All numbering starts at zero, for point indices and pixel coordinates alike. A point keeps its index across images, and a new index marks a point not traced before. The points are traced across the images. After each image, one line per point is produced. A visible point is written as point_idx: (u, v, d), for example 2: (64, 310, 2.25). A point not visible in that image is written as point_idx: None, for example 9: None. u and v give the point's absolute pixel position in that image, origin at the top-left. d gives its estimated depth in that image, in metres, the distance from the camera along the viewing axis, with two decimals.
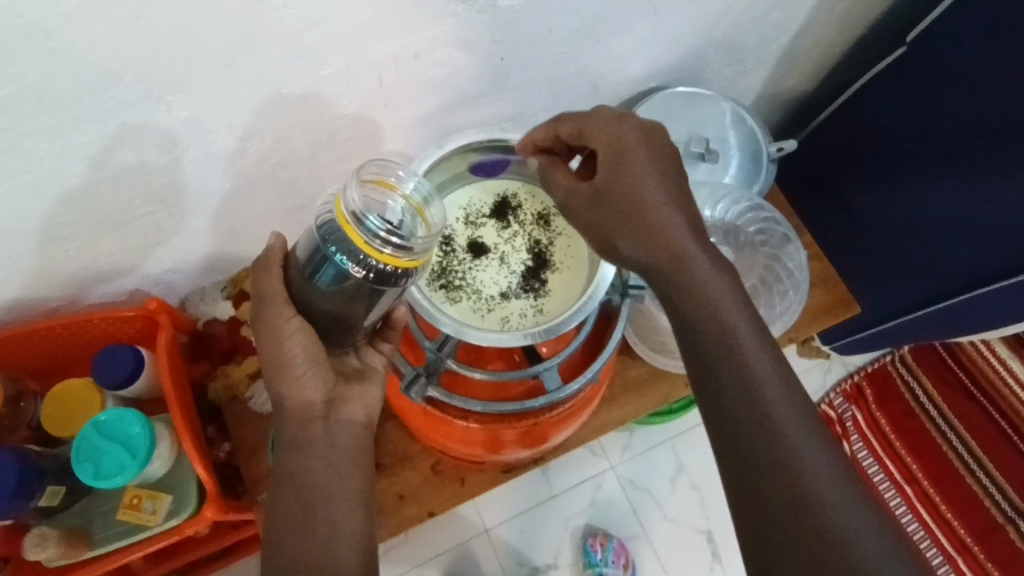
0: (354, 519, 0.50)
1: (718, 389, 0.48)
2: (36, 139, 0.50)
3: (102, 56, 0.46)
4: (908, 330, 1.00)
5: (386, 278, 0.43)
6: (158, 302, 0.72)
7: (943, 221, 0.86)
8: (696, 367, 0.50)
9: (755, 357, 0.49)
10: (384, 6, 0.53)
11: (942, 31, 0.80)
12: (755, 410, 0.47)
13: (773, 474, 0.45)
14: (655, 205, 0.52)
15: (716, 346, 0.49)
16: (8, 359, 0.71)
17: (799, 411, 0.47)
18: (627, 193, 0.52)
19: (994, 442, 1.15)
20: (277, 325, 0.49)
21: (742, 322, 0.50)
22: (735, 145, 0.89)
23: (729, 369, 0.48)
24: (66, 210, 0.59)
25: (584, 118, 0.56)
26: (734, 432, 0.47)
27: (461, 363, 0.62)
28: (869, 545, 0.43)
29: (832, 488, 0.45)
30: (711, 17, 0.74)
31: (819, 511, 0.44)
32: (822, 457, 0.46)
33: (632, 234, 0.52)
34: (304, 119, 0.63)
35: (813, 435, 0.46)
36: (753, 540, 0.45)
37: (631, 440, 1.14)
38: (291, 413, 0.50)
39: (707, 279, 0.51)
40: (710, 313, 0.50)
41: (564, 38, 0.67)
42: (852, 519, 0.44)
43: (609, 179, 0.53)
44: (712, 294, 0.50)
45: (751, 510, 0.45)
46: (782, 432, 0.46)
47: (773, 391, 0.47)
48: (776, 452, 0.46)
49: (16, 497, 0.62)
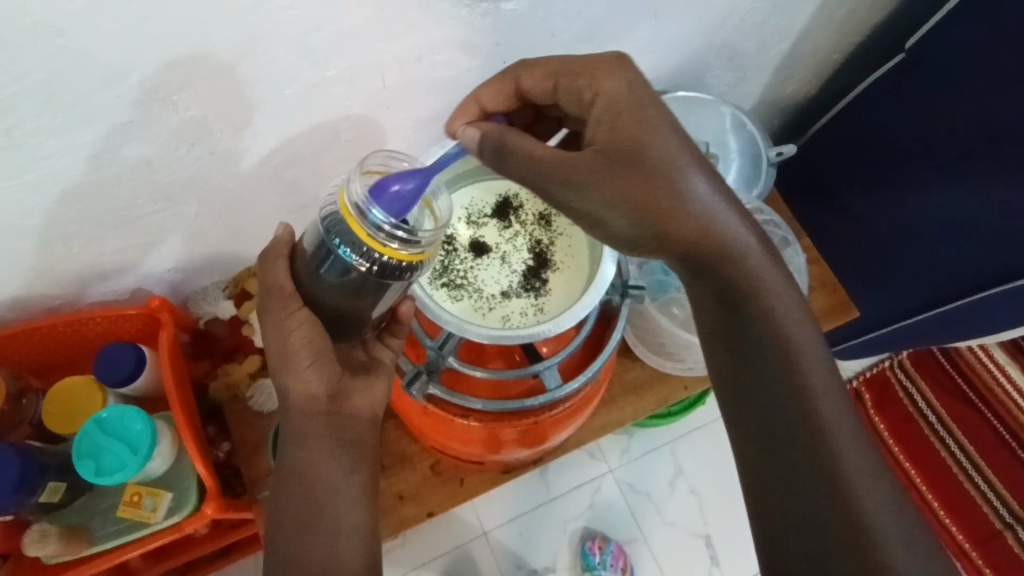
0: (357, 513, 0.51)
1: (754, 365, 0.49)
2: (42, 137, 0.51)
3: (109, 55, 0.47)
4: (907, 335, 1.00)
5: (392, 272, 0.44)
6: (161, 301, 0.73)
7: (942, 226, 0.86)
8: (737, 349, 0.50)
9: (802, 345, 0.49)
10: (388, 8, 0.54)
11: (941, 38, 0.81)
12: (799, 395, 0.47)
13: (811, 459, 0.45)
14: (683, 177, 0.51)
15: (761, 330, 0.50)
16: (10, 356, 0.71)
17: (840, 403, 0.48)
18: (647, 156, 0.51)
19: (991, 448, 1.14)
20: (284, 318, 0.49)
21: (791, 312, 0.51)
22: (735, 149, 0.90)
23: (767, 346, 0.49)
24: (71, 208, 0.59)
25: (561, 71, 0.55)
26: (773, 414, 0.48)
27: (463, 362, 0.63)
28: (892, 528, 0.43)
29: (861, 470, 0.45)
30: (712, 22, 0.75)
31: (856, 498, 0.44)
32: (860, 449, 0.46)
33: (650, 202, 0.50)
34: (308, 120, 0.63)
35: (852, 426, 0.47)
36: (769, 513, 0.46)
37: (630, 443, 1.14)
38: (296, 408, 0.50)
39: (760, 267, 0.51)
40: (757, 299, 0.50)
41: (567, 42, 0.68)
42: (878, 502, 0.44)
43: (618, 142, 0.52)
44: (764, 280, 0.51)
45: (785, 493, 0.46)
46: (823, 420, 0.47)
47: (818, 379, 0.48)
48: (816, 437, 0.46)
49: (17, 494, 0.62)
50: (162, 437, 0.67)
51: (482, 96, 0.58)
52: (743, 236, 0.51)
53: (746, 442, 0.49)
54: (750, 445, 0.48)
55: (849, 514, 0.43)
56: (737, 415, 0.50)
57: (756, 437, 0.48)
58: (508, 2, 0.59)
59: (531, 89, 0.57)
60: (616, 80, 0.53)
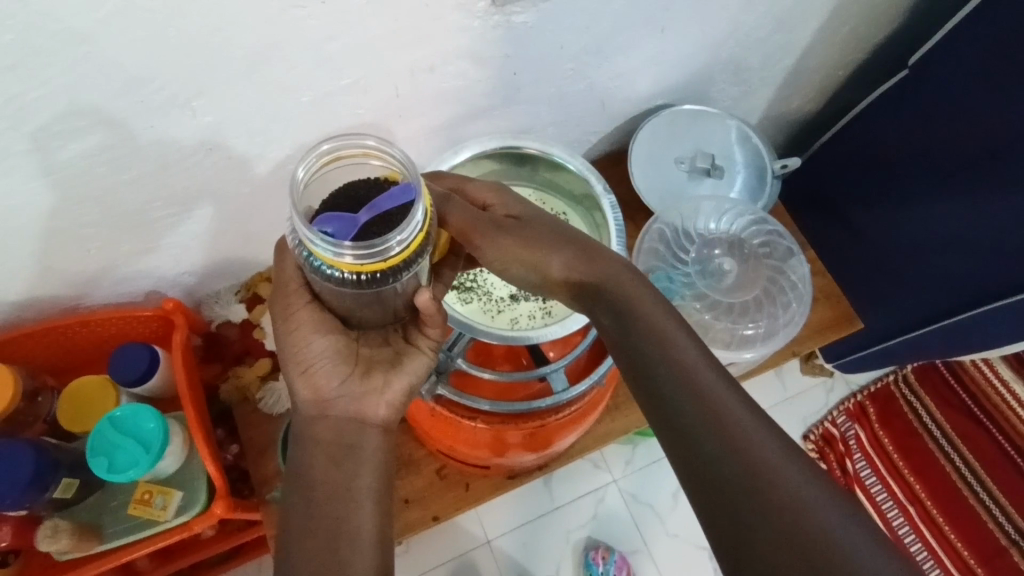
0: (365, 514, 0.52)
1: (671, 407, 0.50)
2: (66, 140, 0.52)
3: (133, 62, 0.49)
4: (911, 349, 1.00)
5: (375, 280, 0.42)
6: (174, 303, 0.74)
7: (946, 239, 0.87)
8: (649, 393, 0.51)
9: (713, 388, 0.50)
10: (402, 19, 0.55)
11: (943, 54, 0.82)
12: (720, 428, 0.48)
13: (748, 486, 0.46)
14: (573, 232, 0.55)
15: (667, 369, 0.50)
16: (27, 355, 0.73)
17: (753, 417, 0.49)
18: (551, 221, 0.55)
19: (995, 461, 1.16)
20: (291, 317, 0.51)
21: (686, 343, 0.52)
22: (740, 161, 0.91)
23: (678, 385, 0.50)
24: (89, 210, 0.61)
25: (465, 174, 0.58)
26: (701, 451, 0.48)
27: (471, 363, 0.64)
28: (844, 537, 0.44)
29: (797, 486, 0.46)
30: (717, 37, 0.77)
31: (809, 525, 0.44)
32: (785, 458, 0.48)
33: (564, 247, 0.53)
34: (323, 127, 0.65)
35: (770, 437, 0.49)
36: (732, 551, 0.45)
37: (633, 454, 1.15)
38: (302, 407, 0.53)
39: (642, 302, 0.53)
40: (654, 337, 0.52)
41: (575, 54, 0.69)
42: (822, 513, 0.45)
43: (527, 211, 0.55)
44: (659, 321, 0.52)
45: (736, 528, 0.45)
46: (746, 441, 0.48)
47: (727, 403, 0.49)
48: (744, 463, 0.47)
49: (31, 489, 0.63)
50: (173, 437, 0.68)
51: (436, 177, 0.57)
52: (620, 271, 0.54)
53: (697, 497, 0.48)
54: (694, 488, 0.48)
55: (796, 530, 0.44)
56: (678, 472, 0.49)
57: (695, 480, 0.48)
58: (519, 15, 0.60)
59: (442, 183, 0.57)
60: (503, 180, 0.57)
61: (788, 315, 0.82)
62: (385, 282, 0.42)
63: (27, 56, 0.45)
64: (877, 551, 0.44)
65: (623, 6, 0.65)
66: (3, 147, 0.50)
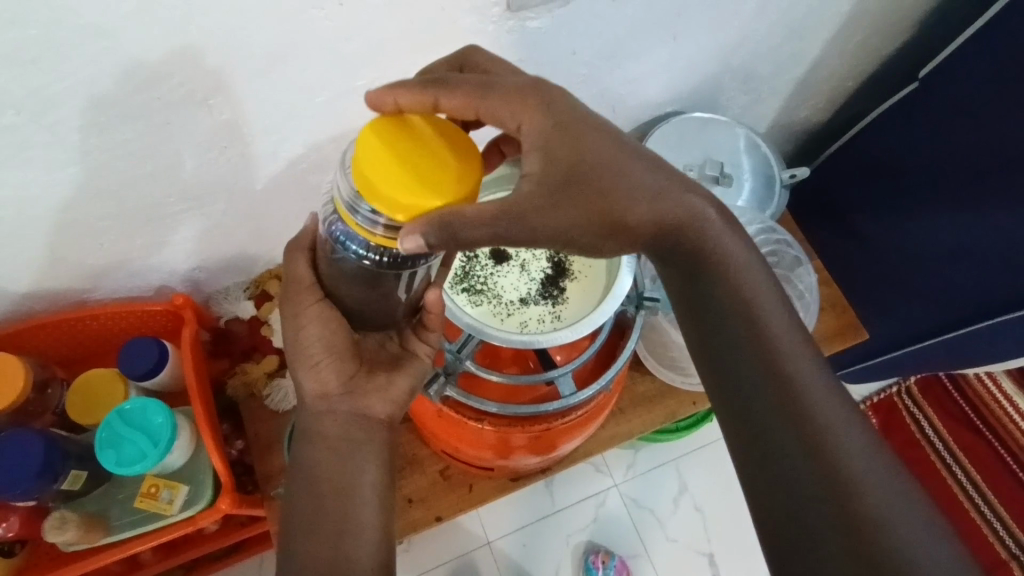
0: (369, 511, 0.52)
1: (737, 370, 0.49)
2: (84, 134, 0.53)
3: (152, 58, 0.49)
4: (915, 360, 1.00)
5: (398, 262, 0.42)
6: (184, 298, 0.75)
7: (953, 252, 0.87)
8: (718, 349, 0.50)
9: (790, 355, 0.48)
10: (418, 22, 0.56)
11: (954, 67, 0.82)
12: (786, 388, 0.47)
13: (802, 449, 0.45)
14: (629, 174, 0.47)
15: (739, 326, 0.50)
16: (38, 346, 0.74)
17: (828, 385, 0.47)
18: (601, 156, 0.46)
19: (995, 475, 1.15)
20: (301, 313, 0.51)
21: (768, 303, 0.50)
22: (748, 169, 0.92)
23: (750, 349, 0.49)
24: (104, 203, 0.61)
25: (485, 90, 0.46)
26: (762, 410, 0.47)
27: (479, 366, 0.64)
28: (904, 529, 0.42)
29: (864, 468, 0.44)
30: (729, 45, 0.77)
31: (865, 512, 0.42)
32: (853, 430, 0.46)
33: (634, 201, 0.47)
34: (337, 127, 0.65)
35: (842, 407, 0.47)
36: (775, 522, 0.45)
37: (635, 459, 1.15)
38: (310, 404, 0.53)
39: (729, 256, 0.51)
40: (732, 294, 0.50)
41: (587, 60, 0.70)
42: (886, 501, 0.43)
43: (566, 158, 0.45)
44: (745, 281, 0.50)
45: (783, 490, 0.45)
46: (812, 407, 0.46)
47: (801, 367, 0.48)
48: (807, 426, 0.46)
49: (43, 478, 0.64)
50: (181, 432, 0.68)
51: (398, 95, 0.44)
52: (709, 221, 0.50)
53: (744, 463, 0.48)
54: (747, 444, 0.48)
55: (846, 501, 0.43)
56: (734, 436, 0.49)
57: (751, 438, 0.47)
58: (534, 20, 0.61)
59: (455, 107, 0.45)
60: (534, 99, 0.46)
61: None
62: (406, 264, 0.43)
63: (51, 51, 0.45)
64: (933, 539, 0.42)
65: (636, 12, 0.65)
66: (22, 140, 0.51)
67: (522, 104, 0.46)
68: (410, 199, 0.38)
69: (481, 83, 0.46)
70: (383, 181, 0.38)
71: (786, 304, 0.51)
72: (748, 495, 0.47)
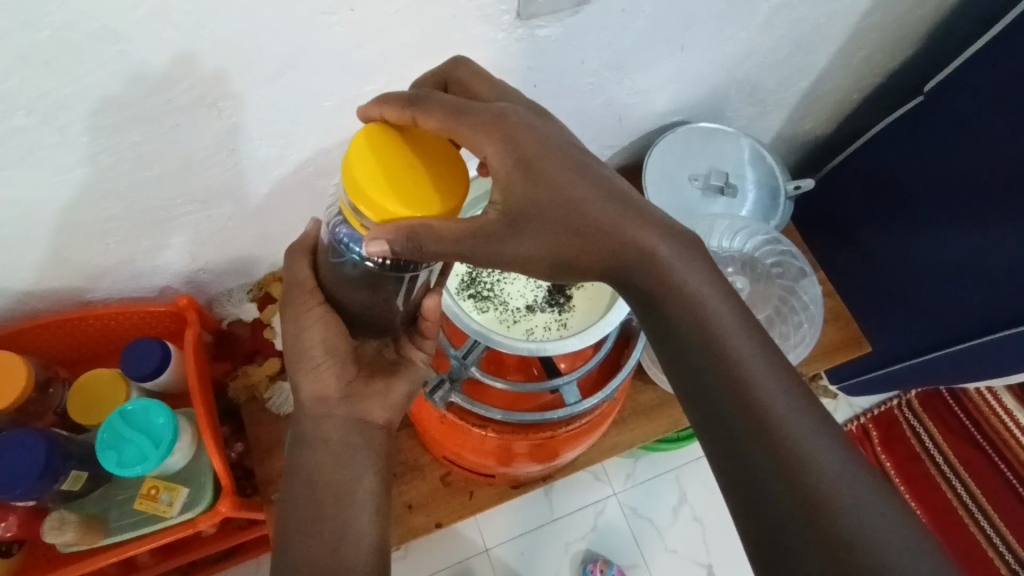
0: (365, 519, 0.52)
1: (708, 396, 0.46)
2: (93, 135, 0.53)
3: (163, 61, 0.49)
4: (917, 373, 1.00)
5: (401, 266, 0.43)
6: (188, 299, 0.75)
7: (957, 266, 0.87)
8: (683, 374, 0.48)
9: (757, 377, 0.46)
10: (429, 29, 0.56)
11: (959, 83, 0.83)
12: (754, 413, 0.45)
13: (777, 475, 0.43)
14: (587, 206, 0.46)
15: (702, 350, 0.47)
16: (40, 346, 0.74)
17: (798, 403, 0.45)
18: (559, 194, 0.45)
19: (996, 490, 1.14)
20: (302, 315, 0.51)
21: (729, 321, 0.47)
22: (752, 180, 0.92)
23: (716, 373, 0.46)
24: (112, 205, 0.61)
25: (458, 113, 0.43)
26: (732, 437, 0.45)
27: (484, 372, 0.64)
28: (889, 547, 0.41)
29: (843, 488, 0.43)
30: (735, 57, 0.77)
31: (848, 535, 0.41)
32: (826, 447, 0.44)
33: (591, 232, 0.46)
34: (345, 132, 0.66)
35: (813, 424, 0.45)
36: (761, 550, 0.43)
37: (635, 468, 1.15)
38: (309, 410, 0.53)
39: (686, 273, 0.48)
40: (692, 316, 0.47)
41: (595, 69, 0.70)
42: (868, 520, 0.42)
43: (526, 192, 0.45)
44: (705, 299, 0.48)
45: (760, 516, 0.43)
46: (786, 430, 0.44)
47: (768, 389, 0.45)
48: (780, 449, 0.44)
49: (41, 480, 0.63)
50: (182, 433, 0.68)
51: (384, 110, 0.44)
52: (661, 238, 0.48)
53: (727, 488, 0.46)
54: (723, 470, 0.46)
55: (824, 523, 0.42)
56: (712, 461, 0.46)
57: (726, 465, 0.45)
58: (543, 29, 0.61)
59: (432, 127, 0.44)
60: (499, 130, 0.44)
61: (799, 335, 0.83)
62: (408, 268, 0.44)
63: (62, 53, 0.45)
64: (919, 554, 0.41)
65: (645, 23, 0.65)
66: (33, 140, 0.51)
67: (491, 136, 0.44)
68: (392, 206, 0.38)
69: (456, 105, 0.44)
70: (371, 184, 0.39)
71: (747, 318, 0.48)
72: (734, 519, 0.46)
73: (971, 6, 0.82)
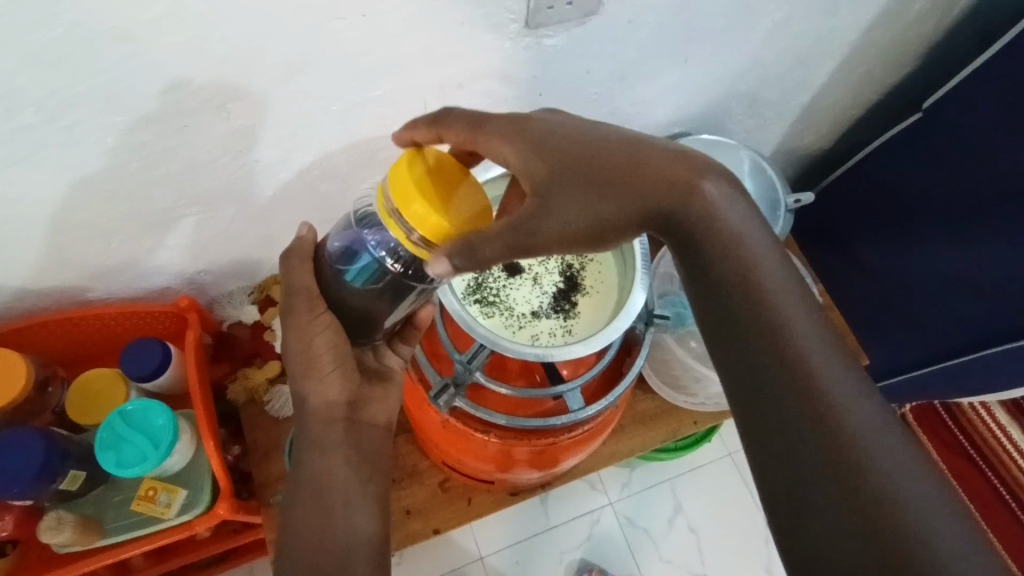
0: (371, 523, 0.54)
1: (741, 340, 0.46)
2: (102, 134, 0.53)
3: (176, 61, 0.49)
4: (914, 388, 1.01)
5: (421, 273, 0.47)
6: (189, 301, 0.76)
7: (953, 281, 0.88)
8: (716, 321, 0.48)
9: (793, 323, 0.46)
10: (437, 37, 0.57)
11: (957, 100, 0.84)
12: (793, 362, 0.44)
13: (812, 423, 0.42)
14: (622, 158, 0.46)
15: (742, 299, 0.47)
16: (38, 345, 0.73)
17: (842, 360, 0.45)
18: (584, 158, 0.46)
19: (991, 507, 1.12)
20: (308, 325, 0.51)
21: (773, 277, 0.47)
22: (753, 193, 0.93)
23: (749, 316, 0.46)
24: (116, 204, 0.61)
25: (471, 125, 0.48)
26: (767, 386, 0.44)
27: (489, 377, 0.63)
28: (916, 505, 0.39)
29: (874, 441, 0.42)
30: (738, 71, 0.78)
31: (871, 488, 0.40)
32: (861, 400, 0.43)
33: (626, 184, 0.45)
34: (350, 136, 0.66)
35: (856, 380, 0.44)
36: (778, 499, 0.43)
37: (630, 477, 1.15)
38: (316, 414, 0.54)
39: (724, 216, 0.47)
40: (731, 263, 0.47)
41: (600, 79, 0.70)
42: (897, 476, 0.40)
43: (551, 168, 0.45)
44: (744, 246, 0.47)
45: (785, 466, 0.43)
46: (818, 378, 0.44)
47: (810, 341, 0.45)
48: (817, 406, 0.43)
49: (39, 479, 0.63)
50: (183, 435, 0.68)
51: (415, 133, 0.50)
52: (697, 179, 0.47)
53: (750, 439, 0.45)
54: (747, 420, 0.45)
55: (851, 475, 0.41)
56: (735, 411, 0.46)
57: (756, 417, 0.45)
58: (549, 38, 0.62)
59: (455, 141, 0.48)
60: (513, 130, 0.47)
61: None
62: (426, 278, 0.48)
63: (74, 51, 0.45)
64: (948, 515, 0.39)
65: (650, 35, 0.66)
66: (42, 138, 0.51)
67: (500, 132, 0.47)
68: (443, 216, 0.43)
69: (473, 118, 0.48)
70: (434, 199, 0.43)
71: (794, 277, 0.48)
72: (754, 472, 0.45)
73: (969, 24, 0.83)
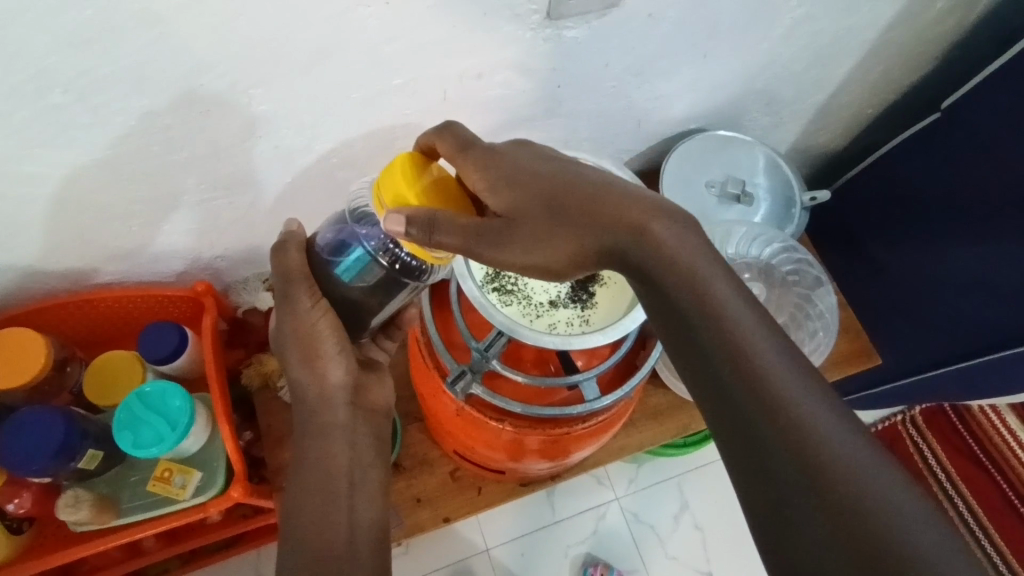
0: (371, 509, 0.54)
1: (715, 372, 0.44)
2: (127, 117, 0.54)
3: (201, 46, 0.50)
4: (926, 391, 1.00)
5: (409, 268, 0.51)
6: (206, 286, 0.77)
7: (968, 282, 0.88)
8: (688, 350, 0.46)
9: (762, 350, 0.44)
10: (458, 27, 0.57)
11: (976, 101, 0.83)
12: (764, 394, 0.42)
13: (792, 456, 0.41)
14: (577, 190, 0.49)
15: (708, 327, 0.45)
16: (57, 326, 0.75)
17: (814, 385, 0.43)
18: (543, 187, 0.49)
19: (996, 508, 1.11)
20: (304, 316, 0.51)
21: (735, 304, 0.46)
22: (765, 188, 0.93)
23: (718, 346, 0.44)
24: (137, 187, 0.62)
25: (462, 151, 0.52)
26: (743, 421, 0.43)
27: (505, 365, 0.64)
28: (911, 534, 0.38)
29: (857, 468, 0.40)
30: (755, 67, 0.78)
31: (865, 520, 0.38)
32: (839, 427, 0.42)
33: (574, 216, 0.49)
34: (369, 124, 0.66)
35: (827, 404, 0.43)
36: (769, 529, 0.41)
37: (637, 473, 1.15)
38: (314, 400, 0.55)
39: (675, 248, 0.47)
40: (693, 292, 0.46)
41: (618, 73, 0.71)
42: (888, 503, 0.39)
43: (513, 193, 0.49)
44: (707, 280, 0.46)
45: (771, 496, 0.41)
46: (793, 407, 0.42)
47: (782, 370, 0.43)
48: (796, 434, 0.41)
49: (58, 457, 0.64)
50: (197, 417, 0.68)
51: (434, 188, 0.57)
52: (648, 218, 0.48)
53: (733, 466, 0.43)
54: (730, 450, 0.44)
55: (840, 503, 0.39)
56: (718, 439, 0.44)
57: (730, 443, 0.43)
58: (570, 30, 0.62)
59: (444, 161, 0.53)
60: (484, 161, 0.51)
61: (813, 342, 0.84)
62: (414, 275, 0.52)
63: (103, 34, 0.46)
64: (942, 540, 0.38)
65: (669, 29, 0.66)
66: (69, 118, 0.51)
67: (478, 164, 0.51)
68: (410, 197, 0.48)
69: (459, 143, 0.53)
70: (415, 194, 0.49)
71: (754, 302, 0.46)
72: (742, 499, 0.43)
73: (991, 23, 0.83)
